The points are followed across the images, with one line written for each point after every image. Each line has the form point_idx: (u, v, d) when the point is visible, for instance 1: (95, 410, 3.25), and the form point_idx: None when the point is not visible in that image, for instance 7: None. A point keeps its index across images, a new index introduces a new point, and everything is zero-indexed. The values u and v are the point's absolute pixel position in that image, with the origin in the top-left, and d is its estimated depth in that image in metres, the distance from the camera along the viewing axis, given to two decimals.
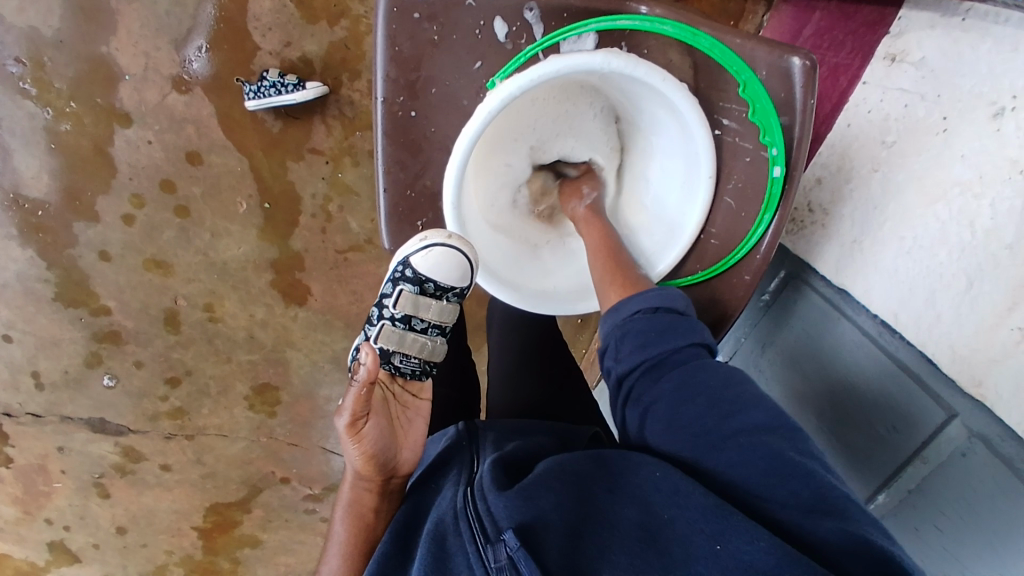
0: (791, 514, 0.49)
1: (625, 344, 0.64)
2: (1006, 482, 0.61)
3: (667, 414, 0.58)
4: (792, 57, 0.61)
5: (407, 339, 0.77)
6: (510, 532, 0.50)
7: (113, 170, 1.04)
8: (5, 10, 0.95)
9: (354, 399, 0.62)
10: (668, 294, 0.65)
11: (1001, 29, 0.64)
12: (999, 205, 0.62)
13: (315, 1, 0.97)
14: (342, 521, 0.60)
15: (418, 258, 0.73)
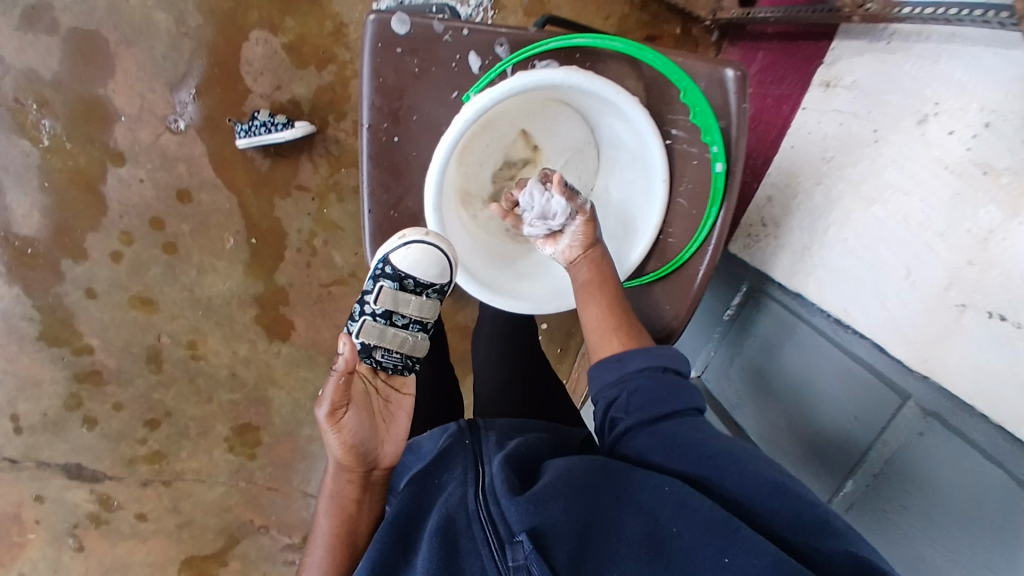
0: (797, 535, 0.51)
1: (635, 399, 0.63)
2: (961, 452, 0.65)
3: (671, 448, 0.58)
4: (726, 68, 0.67)
5: (388, 333, 0.78)
6: (524, 535, 0.52)
7: (103, 207, 1.08)
8: (6, 52, 1.01)
9: (334, 389, 0.60)
10: (672, 353, 0.66)
11: (922, 46, 0.71)
12: (929, 200, 0.67)
13: (305, 47, 1.04)
14: (325, 516, 0.60)
15: (399, 254, 0.74)
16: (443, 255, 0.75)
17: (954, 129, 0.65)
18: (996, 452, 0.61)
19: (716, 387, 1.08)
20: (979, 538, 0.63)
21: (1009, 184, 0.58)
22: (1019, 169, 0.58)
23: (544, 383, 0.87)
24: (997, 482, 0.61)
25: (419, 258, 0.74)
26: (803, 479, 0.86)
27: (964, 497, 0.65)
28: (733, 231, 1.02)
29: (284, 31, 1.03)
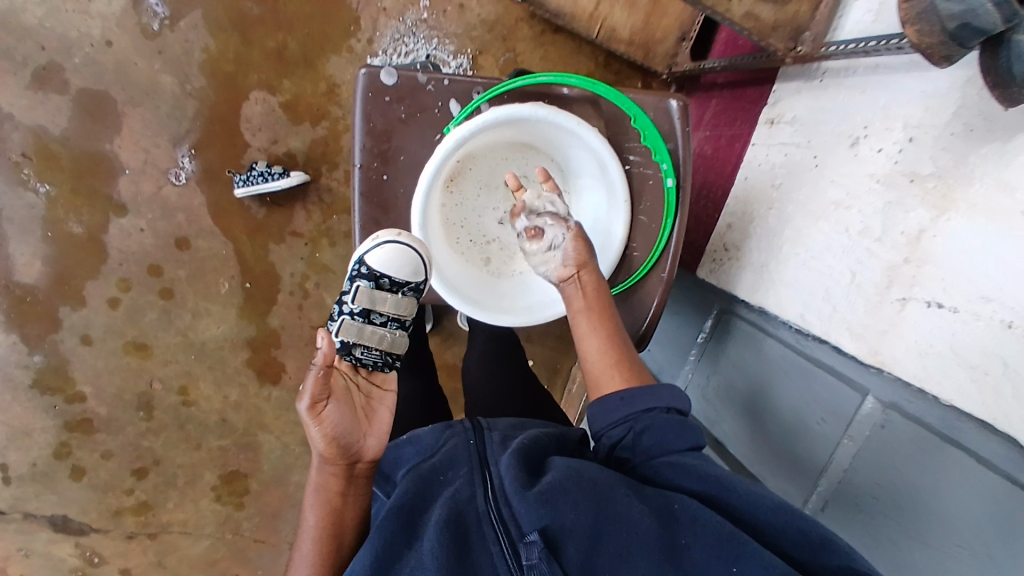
0: (801, 552, 0.53)
1: (643, 436, 0.62)
2: (921, 437, 0.69)
3: (680, 471, 0.60)
4: (671, 98, 0.77)
5: (366, 330, 0.78)
6: (535, 534, 0.54)
7: (103, 256, 1.13)
8: (16, 109, 1.07)
9: (313, 382, 0.63)
10: (678, 394, 0.65)
11: (848, 80, 0.82)
12: (866, 211, 0.76)
13: (300, 105, 1.13)
14: (313, 509, 0.62)
15: (373, 255, 0.78)
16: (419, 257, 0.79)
17: (882, 146, 0.75)
18: (954, 432, 0.66)
19: (697, 409, 1.12)
20: (943, 519, 0.67)
21: (934, 188, 0.67)
22: (941, 173, 0.66)
23: (535, 397, 0.90)
24: (954, 459, 0.66)
25: (392, 256, 0.77)
26: (780, 488, 0.90)
27: (925, 479, 0.69)
28: (700, 258, 1.10)
29: (282, 91, 1.12)
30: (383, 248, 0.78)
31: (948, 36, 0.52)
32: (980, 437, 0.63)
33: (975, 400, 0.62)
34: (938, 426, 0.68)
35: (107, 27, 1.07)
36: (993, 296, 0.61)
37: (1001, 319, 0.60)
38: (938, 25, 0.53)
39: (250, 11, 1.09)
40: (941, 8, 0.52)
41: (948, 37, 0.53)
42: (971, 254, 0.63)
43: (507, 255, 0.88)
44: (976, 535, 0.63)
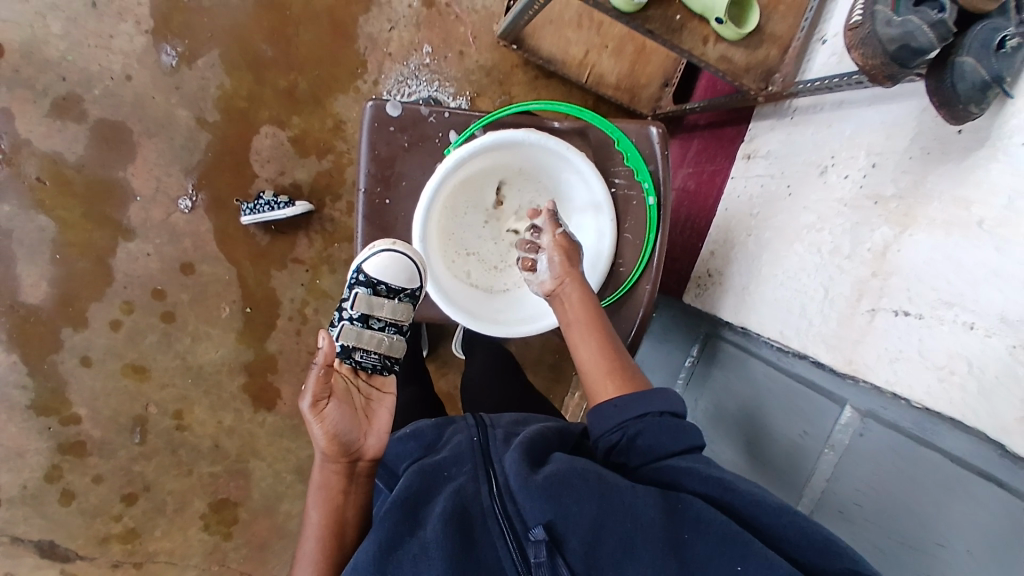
0: (804, 554, 0.54)
1: (640, 438, 0.63)
2: (898, 442, 0.72)
3: (680, 472, 0.60)
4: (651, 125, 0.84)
5: (365, 335, 0.84)
6: (539, 528, 0.54)
7: (109, 279, 1.17)
8: (34, 136, 1.13)
9: (315, 381, 0.65)
10: (670, 397, 0.66)
11: (818, 115, 0.89)
12: (835, 232, 0.82)
13: (307, 140, 1.19)
14: (316, 506, 0.63)
15: (369, 263, 0.84)
16: (409, 260, 0.84)
17: (847, 173, 0.82)
18: (927, 433, 0.69)
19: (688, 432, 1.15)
20: (923, 520, 0.69)
21: (896, 209, 0.73)
22: (902, 194, 0.73)
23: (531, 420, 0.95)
24: (929, 459, 0.68)
25: (385, 263, 0.83)
26: None
27: (904, 483, 0.71)
28: (686, 284, 1.16)
29: (290, 126, 1.19)
30: (378, 255, 0.83)
31: (890, 57, 0.60)
32: (951, 435, 0.66)
33: (944, 400, 0.65)
34: (913, 430, 0.71)
35: (128, 63, 1.14)
36: (955, 301, 0.65)
37: (963, 321, 0.64)
38: (880, 47, 0.61)
39: (264, 53, 1.16)
40: (883, 33, 0.60)
41: (889, 58, 0.60)
42: (931, 265, 0.68)
43: (486, 270, 0.92)
44: (956, 530, 0.65)
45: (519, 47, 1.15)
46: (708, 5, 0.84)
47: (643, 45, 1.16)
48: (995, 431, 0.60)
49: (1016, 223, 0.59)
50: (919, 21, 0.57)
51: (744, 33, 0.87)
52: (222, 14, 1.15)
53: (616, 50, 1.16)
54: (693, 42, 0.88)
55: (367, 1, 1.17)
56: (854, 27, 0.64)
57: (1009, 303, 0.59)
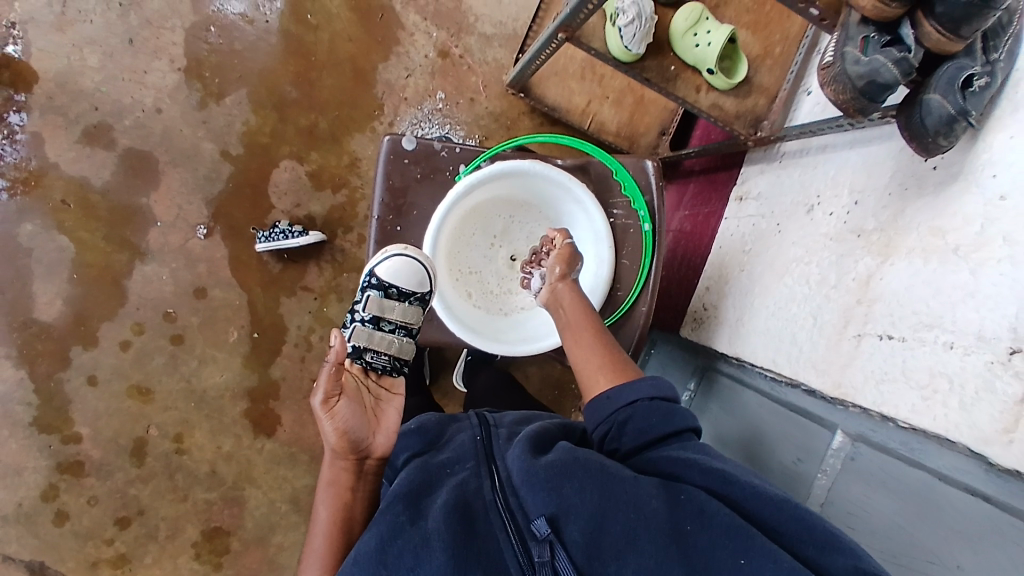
0: (807, 549, 0.54)
1: (629, 427, 0.67)
2: (886, 462, 0.73)
3: (677, 462, 0.62)
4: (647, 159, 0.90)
5: (376, 335, 0.85)
6: (540, 518, 0.56)
7: (122, 300, 1.21)
8: (64, 160, 1.19)
9: (326, 377, 0.70)
10: (658, 384, 0.70)
11: (804, 157, 0.96)
12: (821, 264, 0.87)
13: (324, 175, 1.26)
14: (324, 504, 0.66)
15: (382, 266, 0.88)
16: (420, 266, 0.88)
17: (832, 211, 0.87)
18: (915, 453, 0.69)
19: None
20: (914, 541, 0.67)
21: (877, 239, 0.78)
22: (882, 227, 0.78)
23: None
24: (916, 479, 0.68)
25: (398, 266, 0.87)
26: None
27: (893, 504, 0.71)
28: (682, 319, 1.21)
29: (308, 161, 1.25)
30: (389, 260, 0.88)
31: (860, 92, 0.66)
32: (939, 453, 0.67)
33: (927, 416, 0.67)
34: (901, 450, 0.71)
35: (160, 97, 1.22)
36: (936, 323, 0.68)
37: (944, 342, 0.67)
38: (849, 83, 0.67)
39: (288, 94, 1.25)
40: (852, 71, 0.66)
41: (859, 93, 0.67)
42: (912, 290, 0.71)
43: (484, 293, 0.98)
44: (945, 548, 0.64)
45: (526, 96, 1.24)
46: (700, 57, 0.92)
47: (642, 97, 1.25)
48: (978, 443, 0.61)
49: (985, 247, 0.63)
50: (884, 60, 0.63)
51: (733, 83, 0.95)
52: (252, 58, 1.24)
53: (616, 100, 1.24)
54: (687, 90, 0.96)
55: (387, 50, 1.27)
56: (826, 67, 0.71)
57: (985, 322, 0.62)
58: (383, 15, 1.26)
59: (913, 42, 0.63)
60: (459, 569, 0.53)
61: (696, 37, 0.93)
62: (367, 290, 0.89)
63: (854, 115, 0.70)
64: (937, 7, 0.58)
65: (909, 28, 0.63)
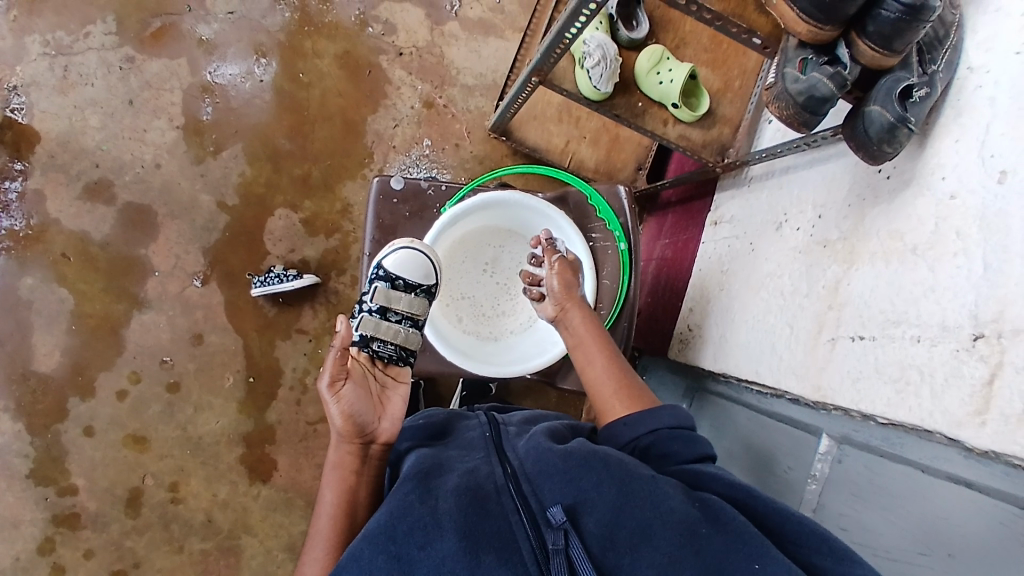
0: (826, 562, 0.56)
1: (661, 444, 0.68)
2: (872, 461, 0.73)
3: (695, 474, 0.64)
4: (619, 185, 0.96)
5: (382, 325, 0.86)
6: (556, 506, 0.57)
7: (120, 349, 1.25)
8: (66, 216, 1.26)
9: (332, 363, 0.74)
10: (678, 413, 0.71)
11: (775, 177, 1.01)
12: (793, 275, 0.91)
13: (317, 221, 1.31)
14: (331, 486, 0.69)
15: (390, 258, 0.89)
16: (428, 261, 0.90)
17: (799, 226, 0.92)
18: (896, 447, 0.70)
19: None
20: (904, 534, 0.67)
21: (842, 247, 0.82)
22: (844, 236, 0.82)
23: None
24: (901, 473, 0.69)
25: (405, 259, 0.88)
26: None
27: (881, 501, 0.71)
28: (669, 342, 1.25)
29: (302, 209, 1.30)
30: (398, 252, 0.89)
31: (801, 107, 0.73)
32: (919, 446, 0.68)
33: (901, 407, 0.69)
34: (883, 447, 0.72)
35: (159, 153, 1.29)
36: (902, 320, 0.71)
37: (911, 336, 0.69)
38: (791, 100, 0.74)
39: (282, 146, 1.31)
40: (792, 89, 0.73)
41: (800, 108, 0.73)
42: (878, 291, 0.75)
43: (475, 319, 1.02)
44: (933, 539, 0.64)
45: (508, 138, 1.31)
46: (665, 92, 1.00)
47: (617, 136, 1.32)
48: (953, 427, 0.63)
49: (941, 243, 0.67)
50: (819, 76, 0.70)
51: (698, 115, 1.02)
52: (248, 114, 1.31)
53: (593, 139, 1.31)
54: (655, 124, 1.03)
55: (375, 103, 1.34)
56: (770, 87, 0.78)
57: (947, 313, 0.65)
58: (371, 71, 1.34)
59: (849, 60, 0.70)
60: (470, 551, 0.54)
61: (659, 75, 1.00)
62: (373, 282, 0.91)
63: (799, 129, 0.77)
64: (869, 27, 0.65)
65: (845, 48, 0.70)
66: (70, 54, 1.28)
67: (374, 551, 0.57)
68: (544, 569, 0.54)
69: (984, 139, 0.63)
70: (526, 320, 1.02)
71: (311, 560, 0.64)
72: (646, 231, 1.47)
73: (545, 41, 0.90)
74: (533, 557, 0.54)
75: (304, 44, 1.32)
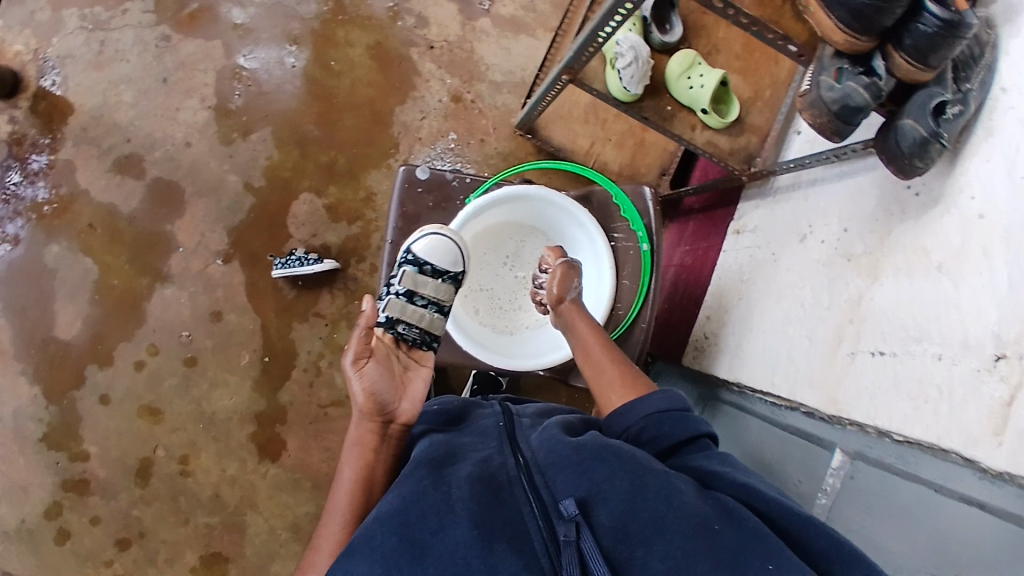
0: (834, 566, 0.55)
1: (669, 434, 0.69)
2: (884, 477, 0.73)
3: (702, 468, 0.64)
4: (643, 186, 0.96)
5: (408, 309, 0.88)
6: (568, 499, 0.58)
7: (140, 322, 1.27)
8: (95, 188, 1.28)
9: (358, 340, 0.78)
10: (668, 396, 0.72)
11: (800, 188, 1.01)
12: (814, 288, 0.91)
13: (340, 208, 1.32)
14: (351, 463, 0.70)
15: (419, 243, 0.90)
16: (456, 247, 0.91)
17: (824, 238, 0.92)
18: (909, 464, 0.70)
19: None
20: (916, 553, 0.66)
21: (866, 261, 0.82)
22: (868, 250, 0.82)
23: None
24: (914, 490, 0.68)
25: (434, 244, 0.89)
26: None
27: (894, 517, 0.70)
28: (684, 348, 1.25)
29: (326, 195, 1.32)
30: (426, 238, 0.90)
31: (835, 116, 0.74)
32: (931, 464, 0.68)
33: (919, 424, 0.69)
34: (896, 464, 0.72)
35: (190, 132, 1.31)
36: (922, 336, 0.71)
37: (932, 352, 0.69)
38: (825, 108, 0.74)
39: (311, 133, 1.33)
40: (827, 96, 0.73)
41: (833, 117, 0.74)
42: (899, 307, 0.75)
43: (491, 312, 1.03)
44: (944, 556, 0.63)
45: (533, 136, 1.32)
46: (694, 97, 1.00)
47: (643, 140, 1.32)
48: (967, 445, 0.62)
49: (965, 261, 0.67)
50: (855, 85, 0.71)
51: (726, 122, 1.01)
52: (279, 99, 1.32)
53: (618, 142, 1.32)
54: (683, 129, 1.03)
55: (404, 94, 1.35)
56: (803, 95, 0.78)
57: (969, 329, 0.65)
58: (401, 63, 1.36)
59: (884, 72, 0.70)
60: (483, 539, 0.55)
61: (689, 80, 1.01)
62: (401, 266, 0.92)
63: (832, 136, 0.77)
64: (905, 40, 0.65)
65: (880, 59, 0.70)
66: (108, 29, 1.31)
67: (387, 532, 0.57)
68: (555, 561, 0.54)
69: (1013, 158, 0.63)
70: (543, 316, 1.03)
71: (326, 533, 0.65)
72: (666, 236, 1.47)
73: (578, 39, 0.90)
74: (545, 548, 0.55)
75: (336, 33, 1.34)
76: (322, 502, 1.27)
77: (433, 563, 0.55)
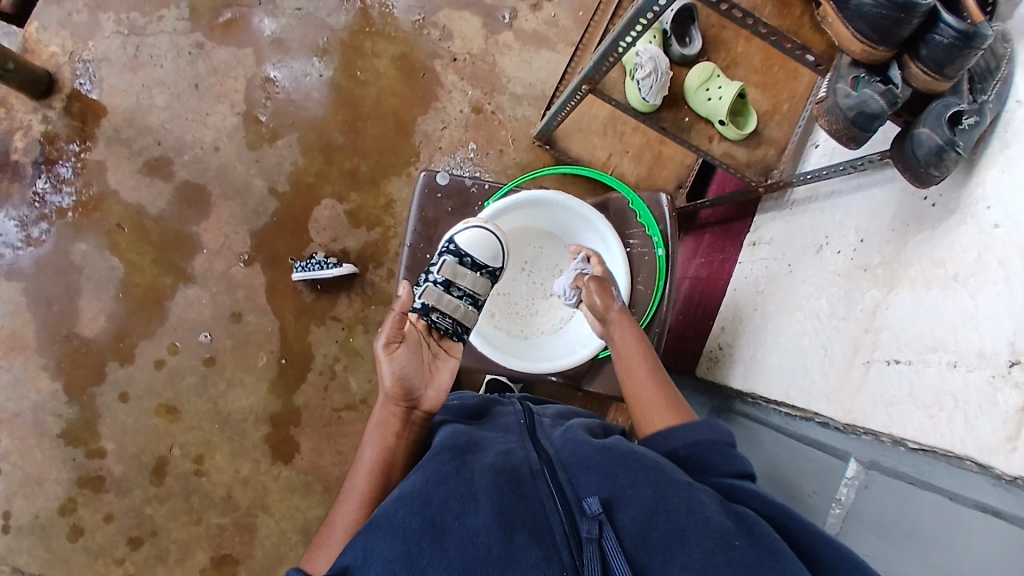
0: None
1: (710, 456, 0.67)
2: (899, 489, 0.72)
3: (729, 486, 0.64)
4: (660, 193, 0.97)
5: (444, 298, 0.87)
6: (592, 497, 0.58)
7: (162, 320, 1.29)
8: (125, 188, 1.32)
9: (391, 324, 0.78)
10: (717, 428, 0.70)
11: (818, 202, 1.01)
12: (830, 298, 0.91)
13: (361, 214, 1.34)
14: (372, 444, 0.71)
15: (462, 234, 0.91)
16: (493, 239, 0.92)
17: (841, 249, 0.92)
18: (927, 476, 0.69)
19: None
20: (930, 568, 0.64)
21: (883, 272, 0.82)
22: (885, 260, 0.82)
23: None
24: (927, 500, 0.67)
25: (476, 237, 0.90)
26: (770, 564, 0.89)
27: (908, 530, 0.69)
28: (698, 359, 1.25)
29: (348, 201, 1.34)
30: (470, 230, 0.92)
31: (851, 122, 0.73)
32: (949, 478, 0.66)
33: (934, 433, 0.68)
34: (913, 475, 0.71)
35: (218, 137, 1.34)
36: (939, 346, 0.70)
37: (948, 362, 0.68)
38: (842, 114, 0.74)
39: (335, 140, 1.36)
40: (843, 103, 0.73)
41: (850, 124, 0.74)
42: (915, 318, 0.74)
43: (508, 317, 1.04)
44: None
45: (551, 147, 1.34)
46: (713, 109, 1.01)
47: (660, 153, 1.34)
48: (981, 455, 0.62)
49: (981, 273, 0.66)
50: (871, 92, 0.71)
51: (744, 134, 1.02)
52: (306, 107, 1.36)
53: (636, 155, 1.33)
54: (701, 140, 1.04)
55: (426, 104, 1.38)
56: (820, 101, 0.79)
57: (985, 341, 0.64)
58: (425, 74, 1.39)
59: (901, 80, 0.71)
60: (504, 527, 0.55)
61: (708, 92, 1.03)
62: (442, 255, 0.92)
63: (848, 143, 0.77)
64: (921, 51, 0.67)
65: (897, 69, 0.71)
66: (143, 35, 1.35)
67: (410, 513, 0.58)
68: (577, 559, 0.54)
69: None
70: (559, 321, 1.04)
71: (343, 513, 0.67)
72: (683, 249, 1.47)
73: (598, 49, 0.92)
74: (567, 545, 0.55)
75: (363, 44, 1.38)
76: (332, 505, 1.28)
77: (454, 545, 0.55)
